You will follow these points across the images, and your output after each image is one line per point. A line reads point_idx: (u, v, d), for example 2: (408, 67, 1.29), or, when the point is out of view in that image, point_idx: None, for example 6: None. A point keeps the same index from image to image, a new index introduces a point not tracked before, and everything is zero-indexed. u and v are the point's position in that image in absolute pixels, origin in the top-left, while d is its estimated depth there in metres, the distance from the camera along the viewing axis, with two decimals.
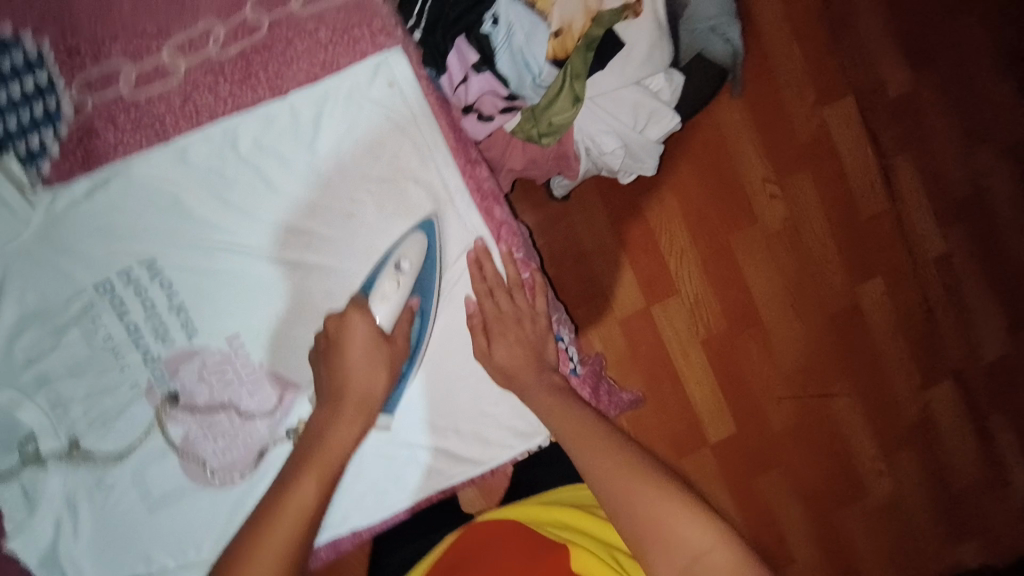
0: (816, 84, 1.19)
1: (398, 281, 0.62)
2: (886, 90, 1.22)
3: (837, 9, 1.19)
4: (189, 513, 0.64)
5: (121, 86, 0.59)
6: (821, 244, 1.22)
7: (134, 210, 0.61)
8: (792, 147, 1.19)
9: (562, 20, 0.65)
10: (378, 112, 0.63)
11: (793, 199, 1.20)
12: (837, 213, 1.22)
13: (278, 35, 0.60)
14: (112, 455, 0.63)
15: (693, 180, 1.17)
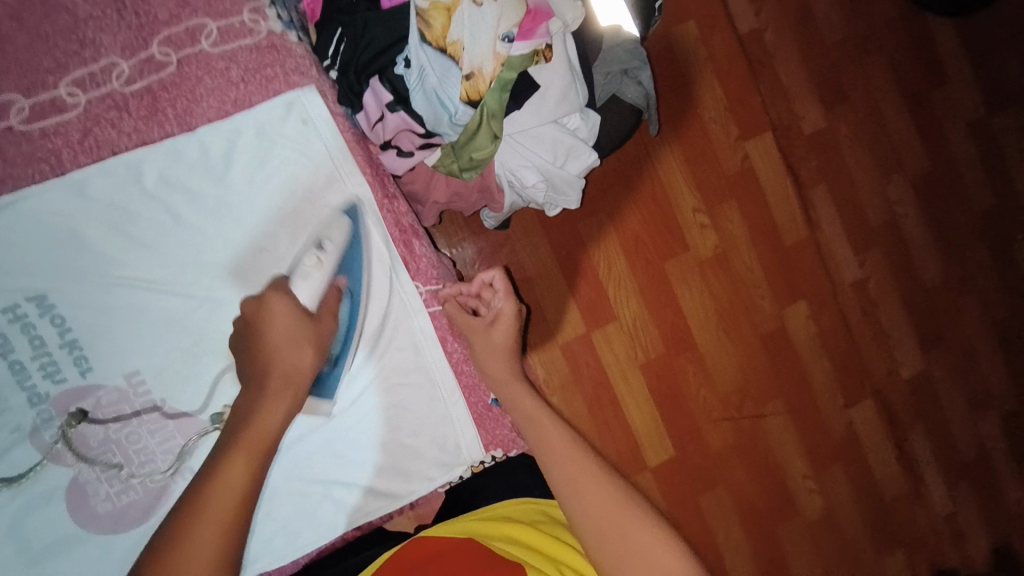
0: (739, 121, 1.26)
1: (320, 258, 0.61)
2: (802, 128, 1.32)
3: (754, 53, 1.28)
4: (77, 564, 0.60)
5: (14, 120, 0.57)
6: (749, 270, 1.28)
7: (26, 245, 0.59)
8: (718, 179, 1.25)
9: (473, 64, 0.65)
10: (292, 148, 0.63)
11: (721, 228, 1.26)
12: (762, 240, 1.29)
13: (187, 72, 0.60)
14: (4, 480, 0.59)
15: (629, 210, 1.21)
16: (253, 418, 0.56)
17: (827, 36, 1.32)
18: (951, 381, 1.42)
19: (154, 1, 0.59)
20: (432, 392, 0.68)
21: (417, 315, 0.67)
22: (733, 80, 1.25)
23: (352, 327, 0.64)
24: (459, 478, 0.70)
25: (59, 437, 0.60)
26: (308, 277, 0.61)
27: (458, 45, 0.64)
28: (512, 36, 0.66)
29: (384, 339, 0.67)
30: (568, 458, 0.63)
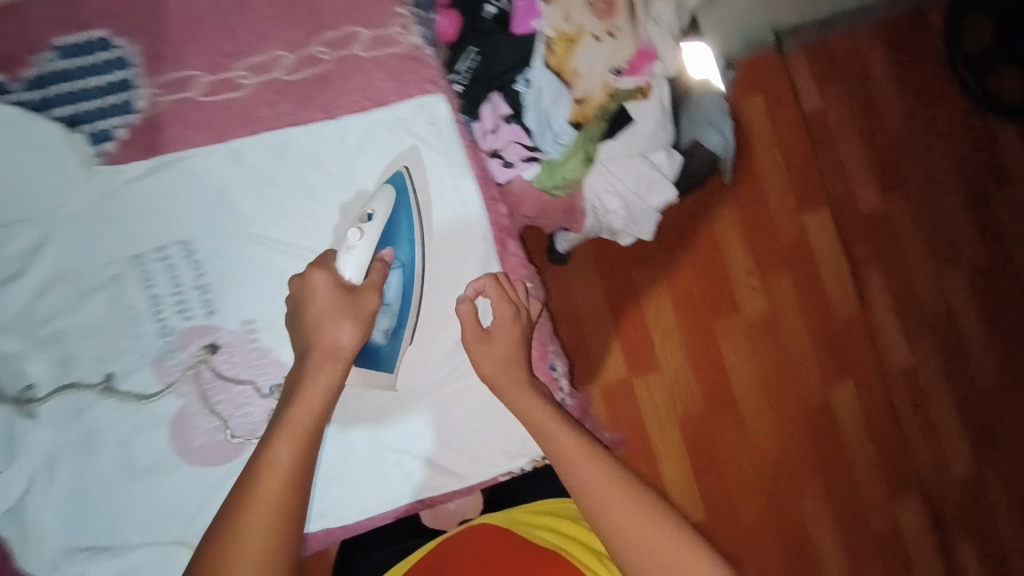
0: (798, 194, 1.32)
1: (362, 230, 0.60)
2: (859, 207, 1.36)
3: (817, 132, 1.35)
4: (164, 489, 0.67)
5: (195, 91, 0.69)
6: (797, 341, 1.30)
7: (183, 196, 0.68)
8: (775, 248, 1.30)
9: (585, 91, 0.73)
10: (416, 142, 0.71)
11: (773, 295, 1.29)
12: (811, 308, 1.31)
13: (340, 70, 0.71)
14: (142, 394, 0.67)
15: (683, 265, 1.26)
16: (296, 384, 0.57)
17: (890, 125, 1.38)
18: (1004, 489, 1.35)
19: (324, 12, 0.71)
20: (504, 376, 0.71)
21: (501, 300, 0.72)
22: (795, 157, 1.32)
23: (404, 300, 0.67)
24: (519, 471, 0.72)
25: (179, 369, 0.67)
26: (353, 250, 0.60)
27: (574, 73, 0.72)
28: (620, 71, 0.74)
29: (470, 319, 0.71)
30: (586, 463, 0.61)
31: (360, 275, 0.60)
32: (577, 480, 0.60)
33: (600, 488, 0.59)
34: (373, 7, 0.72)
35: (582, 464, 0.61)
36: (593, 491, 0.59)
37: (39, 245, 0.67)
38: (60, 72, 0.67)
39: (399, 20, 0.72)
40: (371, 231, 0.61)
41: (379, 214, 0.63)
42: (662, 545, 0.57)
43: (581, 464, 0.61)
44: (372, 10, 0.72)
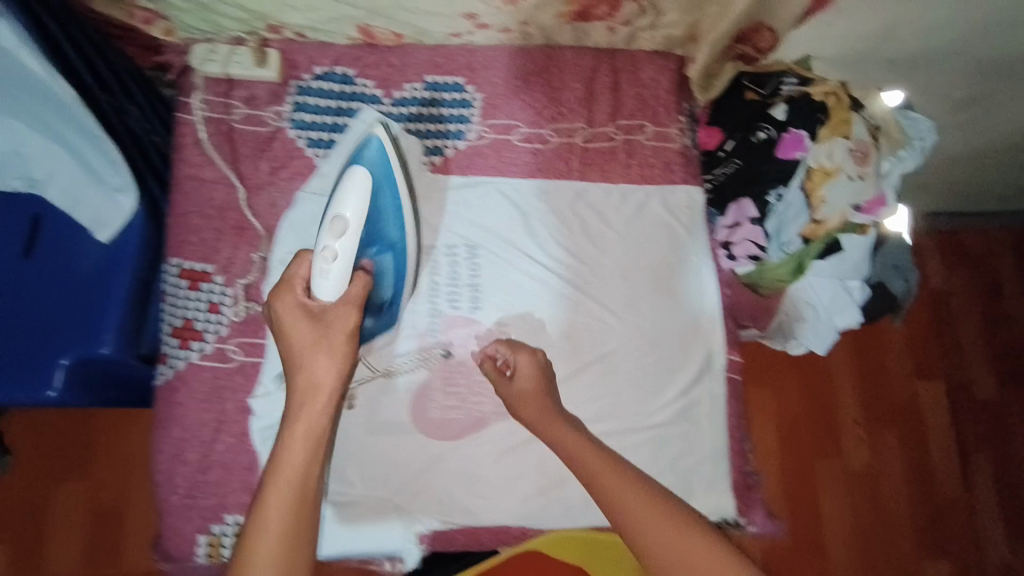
0: (916, 361, 1.37)
1: (332, 251, 0.64)
2: (974, 393, 1.36)
3: (939, 309, 1.39)
4: (391, 445, 0.78)
5: (514, 136, 0.86)
6: (895, 504, 1.30)
7: (480, 212, 0.84)
8: (885, 406, 1.34)
9: (823, 215, 0.83)
10: (670, 217, 0.85)
11: (877, 452, 1.32)
12: (911, 474, 1.32)
13: (624, 149, 0.88)
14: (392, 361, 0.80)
15: (795, 398, 1.33)
16: (297, 375, 0.62)
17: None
18: None
19: (623, 103, 0.89)
20: (703, 428, 0.80)
21: (717, 361, 0.81)
22: (917, 326, 1.38)
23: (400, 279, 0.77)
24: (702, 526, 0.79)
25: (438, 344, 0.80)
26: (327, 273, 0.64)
27: (820, 199, 0.82)
28: (860, 207, 0.83)
29: (687, 372, 0.81)
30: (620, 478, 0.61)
31: (333, 291, 0.64)
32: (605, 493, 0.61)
33: (631, 499, 0.59)
34: (661, 109, 0.89)
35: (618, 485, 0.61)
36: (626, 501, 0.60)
37: None
38: (419, 97, 0.86)
39: (677, 123, 0.89)
40: (347, 247, 0.65)
41: (350, 223, 0.66)
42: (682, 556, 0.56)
43: (639, 516, 0.58)
44: (659, 111, 0.89)
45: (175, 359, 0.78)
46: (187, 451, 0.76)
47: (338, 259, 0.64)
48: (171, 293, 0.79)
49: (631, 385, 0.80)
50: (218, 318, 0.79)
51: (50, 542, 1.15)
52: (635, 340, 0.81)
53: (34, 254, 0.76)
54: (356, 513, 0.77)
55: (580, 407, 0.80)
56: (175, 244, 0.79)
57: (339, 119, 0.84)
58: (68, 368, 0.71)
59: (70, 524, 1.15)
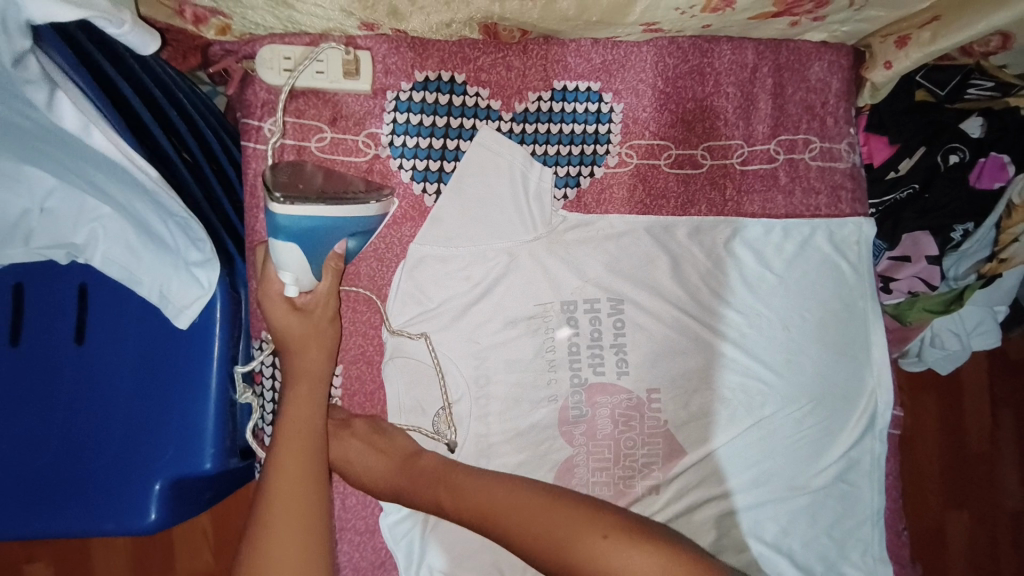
0: None
1: (290, 278, 0.57)
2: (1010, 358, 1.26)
3: None
4: None
5: (662, 161, 0.71)
6: (930, 464, 1.23)
7: (622, 256, 0.70)
8: (932, 381, 1.24)
9: (1011, 253, 0.73)
10: (837, 255, 0.74)
11: (918, 414, 1.23)
12: (945, 442, 1.22)
13: (786, 171, 0.73)
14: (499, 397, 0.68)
15: None
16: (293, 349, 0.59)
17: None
18: None
19: (787, 112, 0.73)
20: (865, 491, 0.73)
21: (881, 418, 0.74)
22: None
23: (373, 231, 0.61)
24: None
25: (577, 408, 0.69)
26: (297, 283, 0.57)
27: (1014, 236, 0.72)
28: None
29: (852, 431, 0.73)
30: (516, 507, 0.56)
31: (311, 287, 0.59)
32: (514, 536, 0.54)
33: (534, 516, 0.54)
34: (829, 120, 0.74)
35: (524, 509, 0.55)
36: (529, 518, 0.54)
37: (482, 271, 0.67)
38: (545, 111, 0.69)
39: (847, 138, 0.75)
40: (300, 266, 0.56)
41: (292, 261, 0.55)
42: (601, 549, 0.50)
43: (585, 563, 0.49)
44: (827, 122, 0.74)
45: None
46: None
47: (302, 276, 0.57)
48: (267, 375, 0.64)
49: (794, 451, 0.72)
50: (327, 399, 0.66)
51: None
52: (799, 401, 0.72)
53: (87, 341, 0.59)
54: None
55: (738, 476, 0.72)
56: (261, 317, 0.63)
57: (449, 142, 0.67)
58: (162, 492, 0.57)
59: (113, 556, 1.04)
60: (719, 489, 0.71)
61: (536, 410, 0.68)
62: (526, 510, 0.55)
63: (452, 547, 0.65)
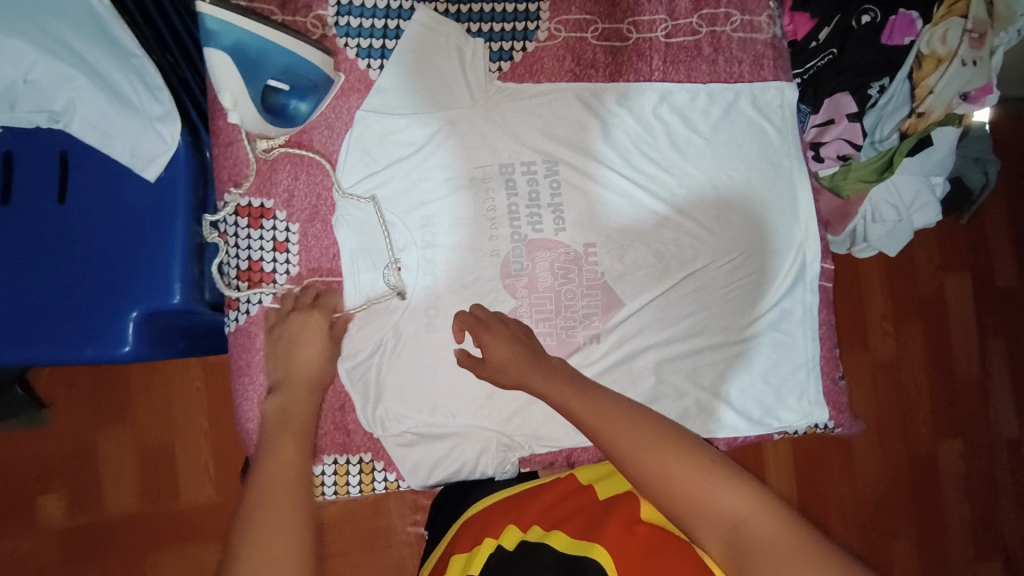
0: (943, 253, 1.27)
1: (228, 97, 0.64)
2: (995, 281, 1.27)
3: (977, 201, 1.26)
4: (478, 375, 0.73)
5: (589, 34, 0.77)
6: (917, 392, 1.25)
7: (557, 122, 0.76)
8: (912, 301, 1.25)
9: (928, 107, 0.77)
10: (761, 118, 0.78)
11: (903, 342, 1.25)
12: (936, 371, 1.25)
13: (708, 42, 0.79)
14: (446, 249, 0.74)
15: None
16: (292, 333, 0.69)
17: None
18: None
19: None
20: (799, 337, 0.78)
21: (811, 267, 0.78)
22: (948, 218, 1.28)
23: (321, 86, 0.68)
24: (810, 426, 0.78)
25: (517, 261, 0.74)
26: (236, 106, 0.65)
27: (927, 89, 0.75)
28: (968, 97, 0.76)
29: (783, 280, 0.77)
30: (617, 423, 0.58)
31: (248, 113, 0.65)
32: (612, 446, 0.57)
33: (635, 442, 0.56)
34: None
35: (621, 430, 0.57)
36: (631, 445, 0.56)
37: (427, 138, 0.74)
38: None
39: (767, 11, 0.80)
40: (235, 84, 0.63)
41: (226, 74, 0.63)
42: (697, 481, 0.52)
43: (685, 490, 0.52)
44: None
45: (247, 304, 0.71)
46: None
47: (239, 96, 0.64)
48: (231, 233, 0.71)
49: (724, 299, 0.77)
50: (287, 257, 0.72)
51: (107, 483, 1.11)
52: (727, 253, 0.77)
53: (70, 200, 0.67)
54: (457, 457, 0.73)
55: (675, 326, 0.77)
56: (225, 179, 0.71)
57: (391, 23, 0.74)
58: (138, 324, 0.66)
59: (123, 466, 1.11)
60: (661, 340, 0.76)
61: (480, 264, 0.74)
62: (622, 428, 0.57)
63: (401, 397, 0.72)
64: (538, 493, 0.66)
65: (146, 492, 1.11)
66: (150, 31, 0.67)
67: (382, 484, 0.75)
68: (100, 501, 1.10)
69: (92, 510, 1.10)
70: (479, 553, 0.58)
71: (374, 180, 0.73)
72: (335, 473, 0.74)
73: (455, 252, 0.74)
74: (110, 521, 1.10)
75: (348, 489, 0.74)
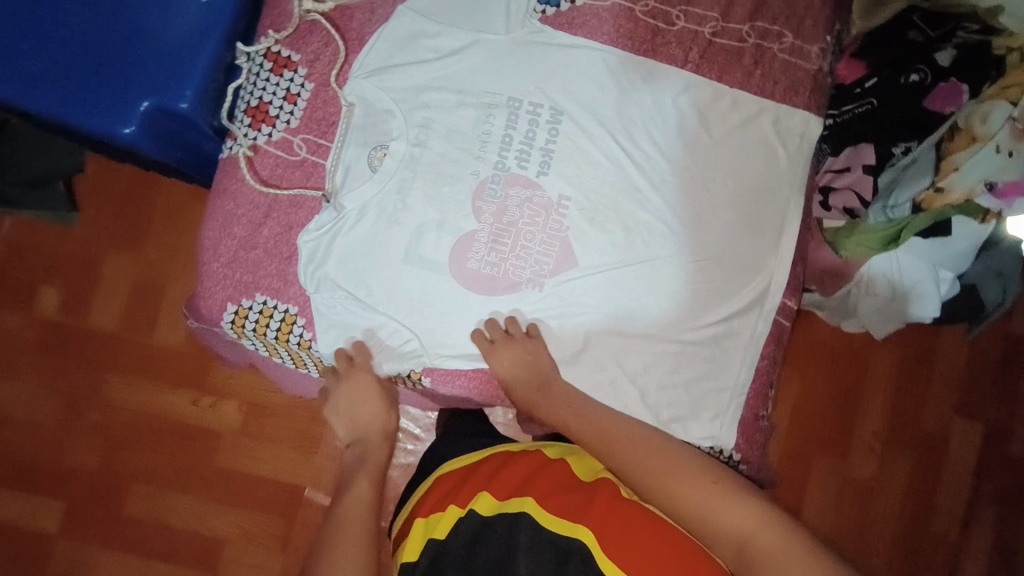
0: (961, 396, 1.34)
1: None
2: (1013, 450, 1.34)
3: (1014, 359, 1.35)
4: (420, 280, 0.76)
5: (639, 8, 0.79)
6: (883, 523, 1.33)
7: (577, 76, 0.78)
8: (911, 431, 1.35)
9: (948, 184, 0.72)
10: (777, 140, 0.78)
11: (886, 468, 1.34)
12: (911, 506, 1.32)
13: (750, 52, 0.79)
14: (434, 153, 0.77)
15: (824, 380, 1.38)
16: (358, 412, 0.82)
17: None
18: None
19: (768, 4, 0.79)
20: (733, 359, 0.77)
21: (772, 299, 0.77)
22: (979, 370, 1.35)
23: None
24: (710, 449, 0.77)
25: (492, 189, 0.77)
26: None
27: (952, 165, 0.72)
28: (994, 187, 0.72)
29: (737, 300, 0.76)
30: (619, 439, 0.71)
31: None
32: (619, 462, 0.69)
33: (639, 461, 0.68)
34: (808, 22, 0.80)
35: (622, 443, 0.70)
36: (632, 457, 0.69)
37: (456, 49, 0.77)
38: None
39: (821, 43, 0.80)
40: None
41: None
42: (704, 498, 0.63)
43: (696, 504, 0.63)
44: (805, 24, 0.80)
45: (244, 138, 0.77)
46: (235, 226, 0.77)
47: None
48: (254, 72, 0.77)
49: (675, 296, 0.76)
50: (292, 109, 0.77)
51: (97, 299, 1.24)
52: (695, 253, 0.76)
53: None
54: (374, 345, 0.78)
55: (619, 309, 0.76)
56: (268, 22, 0.78)
57: None
58: (145, 113, 0.73)
59: (118, 288, 1.24)
60: (601, 319, 0.76)
61: (458, 178, 0.77)
62: (630, 448, 0.69)
63: (344, 267, 0.76)
64: (510, 464, 0.70)
65: (127, 320, 1.24)
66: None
67: (298, 337, 0.78)
68: (88, 310, 1.24)
69: (76, 317, 1.24)
70: (447, 519, 0.67)
71: (393, 73, 0.77)
72: (260, 313, 0.78)
73: (439, 158, 0.77)
74: (91, 332, 1.23)
75: (265, 330, 0.78)
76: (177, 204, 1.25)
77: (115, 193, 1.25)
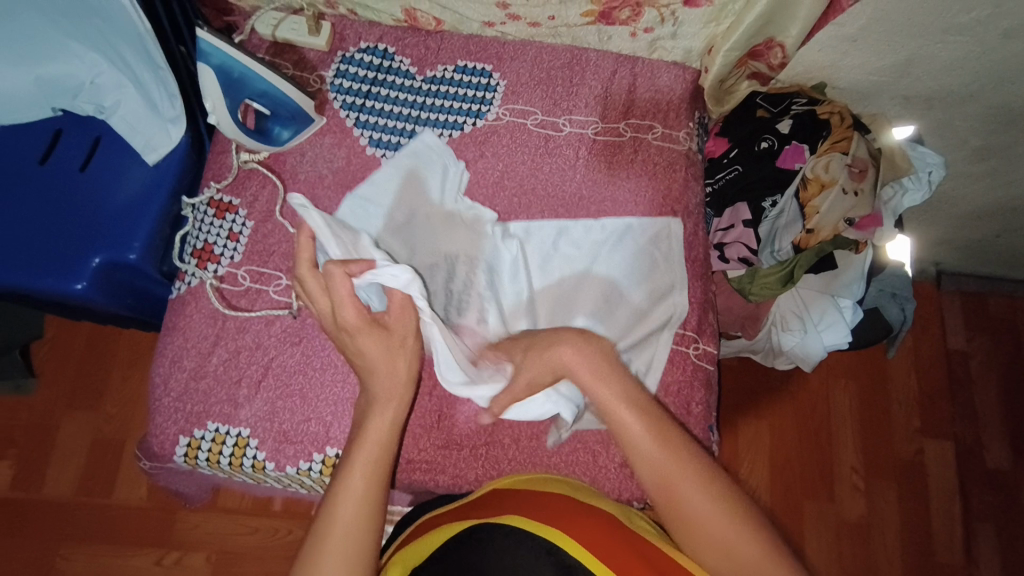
0: (923, 417, 1.45)
1: (213, 105, 0.81)
2: (985, 459, 1.43)
3: (956, 374, 1.48)
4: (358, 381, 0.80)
5: (530, 122, 0.93)
6: (888, 559, 1.36)
7: (487, 183, 0.91)
8: (888, 458, 1.42)
9: (817, 224, 0.86)
10: (665, 210, 0.89)
11: (874, 502, 1.39)
12: (909, 534, 1.37)
13: (628, 144, 0.93)
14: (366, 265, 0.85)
15: (790, 425, 1.43)
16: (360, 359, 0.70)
17: (977, 402, 1.47)
18: None
19: (637, 105, 0.94)
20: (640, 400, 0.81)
21: (656, 365, 0.83)
22: (929, 390, 1.46)
23: (303, 118, 0.87)
24: None
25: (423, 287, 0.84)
26: (216, 112, 0.82)
27: (814, 209, 0.85)
28: (853, 222, 0.87)
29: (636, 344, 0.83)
30: (683, 474, 0.65)
31: (225, 120, 0.83)
32: (680, 499, 0.64)
33: (695, 501, 0.64)
34: (672, 113, 0.94)
35: (679, 476, 0.65)
36: (687, 499, 0.64)
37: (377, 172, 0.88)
38: (447, 78, 0.94)
39: (686, 128, 0.94)
40: (216, 96, 0.80)
41: (209, 86, 0.79)
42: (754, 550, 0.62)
43: (742, 554, 0.62)
44: (670, 115, 0.94)
45: (191, 277, 0.84)
46: (185, 358, 0.82)
47: (217, 105, 0.81)
48: (199, 219, 0.86)
49: None
50: (235, 246, 0.85)
51: (52, 466, 1.23)
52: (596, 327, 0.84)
53: (89, 169, 0.86)
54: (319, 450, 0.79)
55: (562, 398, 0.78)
56: (209, 176, 0.88)
57: (372, 88, 0.93)
58: (98, 268, 0.81)
59: (74, 451, 1.24)
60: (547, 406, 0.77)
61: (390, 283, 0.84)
62: (687, 487, 0.64)
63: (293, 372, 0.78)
64: (508, 498, 0.66)
65: (84, 483, 1.22)
66: (180, 48, 0.84)
67: (251, 461, 0.79)
68: (42, 480, 1.23)
69: (30, 488, 1.22)
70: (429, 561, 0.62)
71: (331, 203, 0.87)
72: (212, 441, 0.79)
73: None
74: (44, 503, 1.21)
75: (219, 459, 0.79)
76: (134, 357, 1.30)
77: (70, 355, 1.29)
